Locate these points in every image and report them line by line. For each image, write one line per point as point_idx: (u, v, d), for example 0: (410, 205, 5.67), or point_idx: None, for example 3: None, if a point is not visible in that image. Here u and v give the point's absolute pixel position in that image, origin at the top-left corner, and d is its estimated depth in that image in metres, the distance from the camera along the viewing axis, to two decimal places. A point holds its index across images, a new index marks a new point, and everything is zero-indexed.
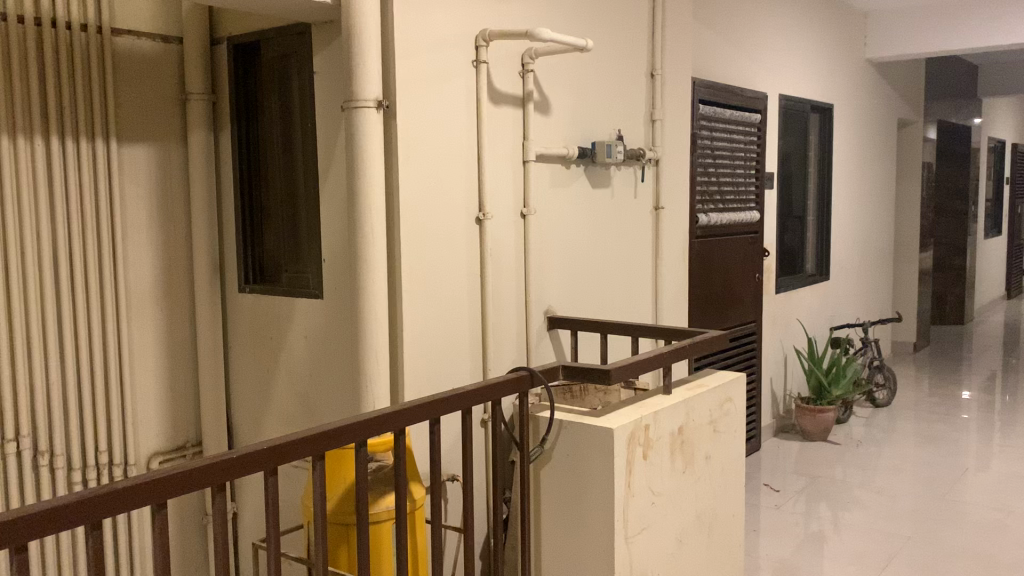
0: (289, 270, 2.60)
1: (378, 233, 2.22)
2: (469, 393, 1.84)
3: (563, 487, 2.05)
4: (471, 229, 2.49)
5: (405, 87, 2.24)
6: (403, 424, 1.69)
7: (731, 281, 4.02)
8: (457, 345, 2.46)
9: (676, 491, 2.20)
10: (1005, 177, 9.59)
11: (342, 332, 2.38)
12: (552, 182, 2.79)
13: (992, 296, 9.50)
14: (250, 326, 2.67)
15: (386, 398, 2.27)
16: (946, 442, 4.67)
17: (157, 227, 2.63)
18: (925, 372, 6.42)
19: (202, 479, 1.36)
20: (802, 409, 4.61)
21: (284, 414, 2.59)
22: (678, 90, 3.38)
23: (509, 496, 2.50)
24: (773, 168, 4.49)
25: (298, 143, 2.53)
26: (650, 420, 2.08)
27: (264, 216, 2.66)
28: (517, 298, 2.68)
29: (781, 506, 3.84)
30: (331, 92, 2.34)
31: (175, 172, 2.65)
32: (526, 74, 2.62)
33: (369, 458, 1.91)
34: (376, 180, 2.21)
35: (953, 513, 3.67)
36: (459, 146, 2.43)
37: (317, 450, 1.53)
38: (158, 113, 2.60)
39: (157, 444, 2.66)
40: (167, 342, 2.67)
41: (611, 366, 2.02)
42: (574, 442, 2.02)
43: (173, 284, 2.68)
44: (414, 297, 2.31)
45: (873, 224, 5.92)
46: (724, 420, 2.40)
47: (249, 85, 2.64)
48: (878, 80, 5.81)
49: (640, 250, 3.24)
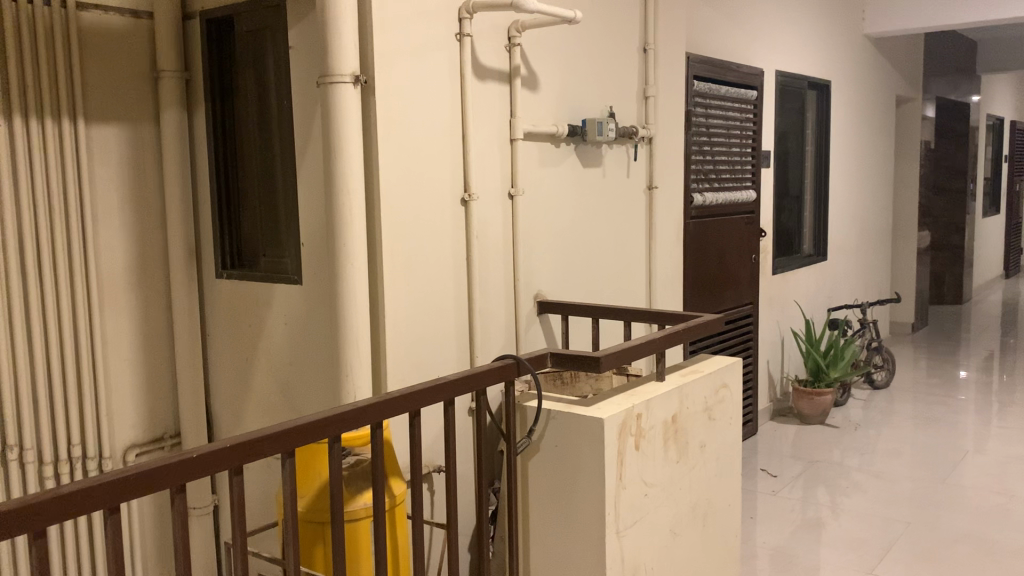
0: (268, 254, 2.49)
1: (357, 215, 2.12)
2: (452, 383, 1.75)
3: (552, 480, 1.97)
4: (456, 210, 2.39)
5: (383, 61, 2.13)
6: (380, 417, 1.60)
7: (727, 262, 3.92)
8: (442, 331, 2.37)
9: (670, 481, 2.11)
10: (1004, 155, 9.48)
11: (321, 319, 2.28)
12: (541, 161, 2.69)
13: (990, 275, 9.43)
14: (228, 314, 2.58)
15: (368, 386, 2.18)
16: (945, 424, 4.60)
17: (130, 211, 2.53)
18: (923, 353, 6.34)
19: (160, 480, 1.27)
20: (800, 392, 4.54)
21: (264, 403, 2.50)
22: (672, 65, 3.27)
23: (498, 487, 2.42)
24: (770, 147, 4.39)
25: (275, 121, 2.42)
26: (643, 409, 1.99)
27: (242, 198, 2.56)
28: (505, 282, 2.58)
29: (779, 492, 3.77)
30: (307, 68, 2.23)
31: (148, 154, 2.55)
32: (513, 48, 2.52)
33: (346, 453, 1.81)
34: (355, 160, 2.11)
35: (954, 498, 3.60)
36: (443, 124, 2.32)
37: (286, 446, 1.44)
38: (128, 91, 2.49)
39: (133, 436, 2.57)
40: (143, 331, 2.58)
41: (602, 353, 1.93)
42: (563, 432, 1.93)
43: (148, 270, 2.58)
44: (395, 281, 2.21)
45: (871, 203, 5.83)
46: (720, 407, 2.31)
47: (224, 62, 2.53)
48: (877, 56, 5.70)
49: (633, 231, 3.14)
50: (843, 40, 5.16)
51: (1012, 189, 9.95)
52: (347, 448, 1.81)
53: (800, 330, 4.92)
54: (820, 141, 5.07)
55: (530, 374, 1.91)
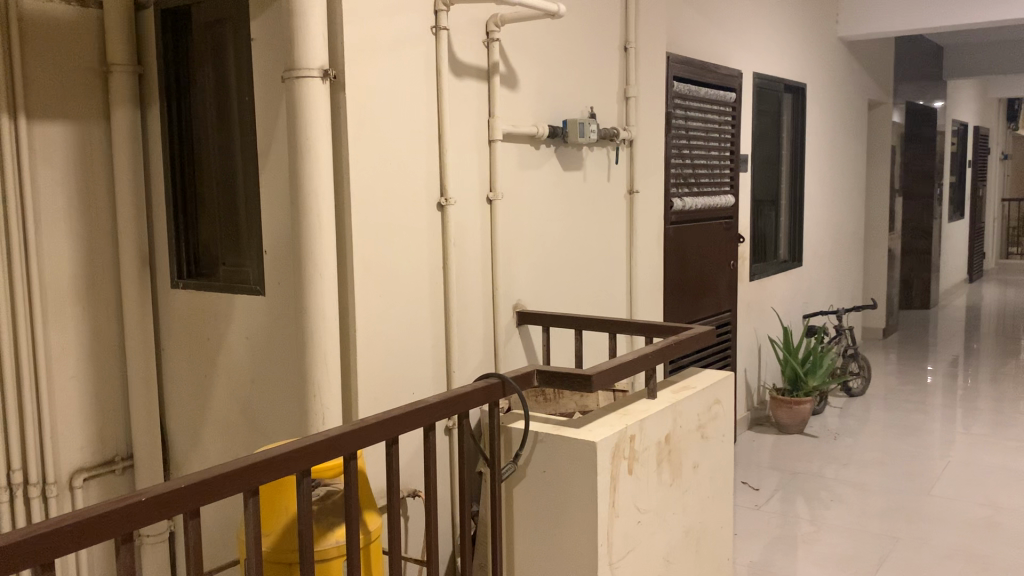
0: (227, 263, 2.32)
1: (326, 221, 1.96)
2: (431, 408, 1.59)
3: (539, 507, 1.82)
4: (432, 216, 2.23)
5: (355, 54, 1.98)
6: (353, 448, 1.44)
7: (706, 269, 3.81)
8: (417, 344, 2.21)
9: (663, 506, 1.98)
10: (968, 161, 9.55)
11: (286, 333, 2.11)
12: (520, 163, 2.55)
13: (955, 279, 9.49)
14: (185, 327, 2.40)
15: (339, 405, 2.02)
16: (923, 432, 4.54)
17: (78, 216, 2.33)
18: (894, 359, 6.31)
19: (98, 532, 1.10)
20: (778, 401, 4.45)
21: (225, 424, 2.32)
22: (653, 64, 3.15)
23: (477, 511, 2.25)
24: (747, 151, 4.29)
25: (235, 118, 2.25)
26: (636, 430, 1.85)
27: (199, 203, 2.38)
28: (484, 291, 2.43)
29: (760, 505, 3.65)
30: (270, 62, 2.07)
31: (97, 153, 2.36)
32: (491, 44, 2.37)
33: (316, 484, 1.64)
34: (324, 161, 1.95)
35: (939, 510, 3.51)
36: (419, 124, 2.17)
37: (250, 485, 1.28)
38: (76, 86, 2.30)
39: (81, 459, 2.37)
40: (89, 345, 2.38)
41: (594, 371, 1.79)
42: (552, 456, 1.79)
43: (97, 278, 2.38)
44: (368, 292, 2.05)
45: (844, 208, 5.77)
46: (713, 424, 2.19)
47: (181, 55, 2.35)
48: (850, 60, 5.65)
49: (614, 237, 3.01)
50: (817, 43, 5.09)
51: (976, 194, 10.03)
52: (318, 479, 1.64)
53: (777, 337, 4.83)
54: (796, 145, 4.99)
55: (516, 395, 1.76)
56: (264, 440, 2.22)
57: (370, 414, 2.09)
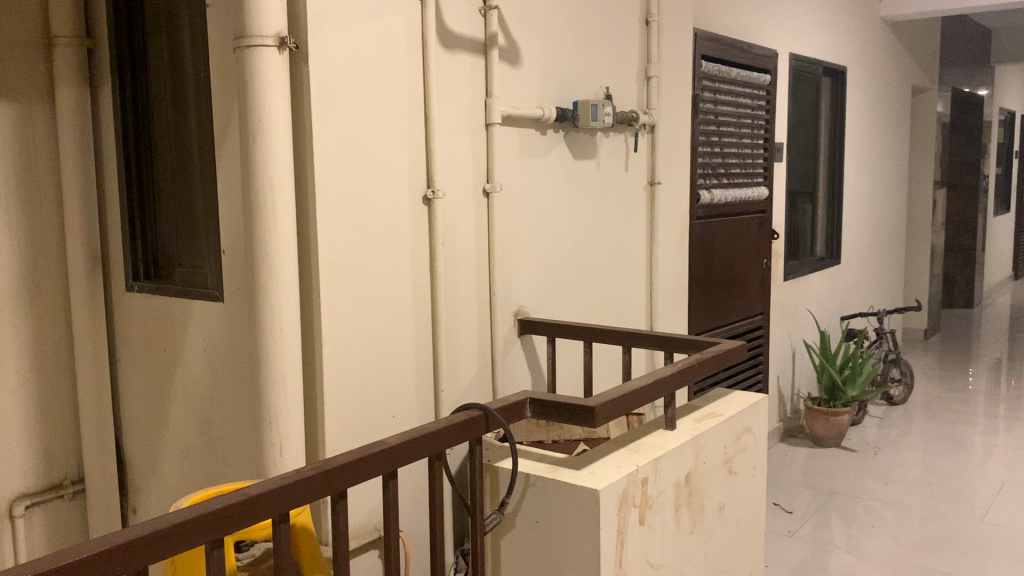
0: (184, 263, 2.03)
1: (282, 217, 1.66)
2: (394, 451, 1.29)
3: (531, 562, 1.52)
4: (417, 210, 1.93)
5: (319, 21, 1.67)
6: (283, 508, 1.15)
7: (735, 268, 3.47)
8: (399, 360, 1.91)
9: (681, 558, 1.67)
10: (1015, 152, 9.05)
11: (243, 347, 1.82)
12: (522, 150, 2.24)
13: (999, 277, 9.02)
14: (141, 335, 2.12)
15: (301, 434, 1.73)
16: (973, 447, 4.16)
17: (18, 208, 2.05)
18: (935, 362, 5.91)
19: None
20: (814, 412, 4.10)
21: (183, 446, 2.03)
22: (678, 39, 2.81)
23: (466, 550, 1.93)
24: (783, 141, 3.95)
25: (191, 95, 1.95)
26: (650, 472, 1.53)
27: (156, 195, 2.09)
28: (479, 296, 2.12)
29: (794, 532, 3.30)
30: (223, 31, 1.77)
31: (40, 137, 2.08)
32: (488, 12, 2.06)
33: (243, 549, 1.41)
34: (282, 147, 1.65)
35: (995, 541, 3.14)
36: (400, 103, 1.86)
37: (137, 565, 0.99)
38: (14, 62, 2.02)
39: (22, 484, 2.10)
40: (33, 358, 2.11)
41: (598, 404, 1.47)
42: (546, 503, 1.47)
43: (41, 279, 2.11)
44: (336, 300, 1.75)
45: (885, 201, 5.38)
46: (742, 457, 1.86)
47: (135, 26, 2.06)
48: (894, 42, 5.25)
49: (632, 234, 2.68)
50: (859, 22, 4.70)
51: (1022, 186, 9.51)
52: (246, 541, 1.41)
53: (813, 341, 4.48)
54: (835, 133, 4.62)
55: (502, 430, 1.45)
56: (222, 467, 1.93)
57: (341, 442, 1.79)
